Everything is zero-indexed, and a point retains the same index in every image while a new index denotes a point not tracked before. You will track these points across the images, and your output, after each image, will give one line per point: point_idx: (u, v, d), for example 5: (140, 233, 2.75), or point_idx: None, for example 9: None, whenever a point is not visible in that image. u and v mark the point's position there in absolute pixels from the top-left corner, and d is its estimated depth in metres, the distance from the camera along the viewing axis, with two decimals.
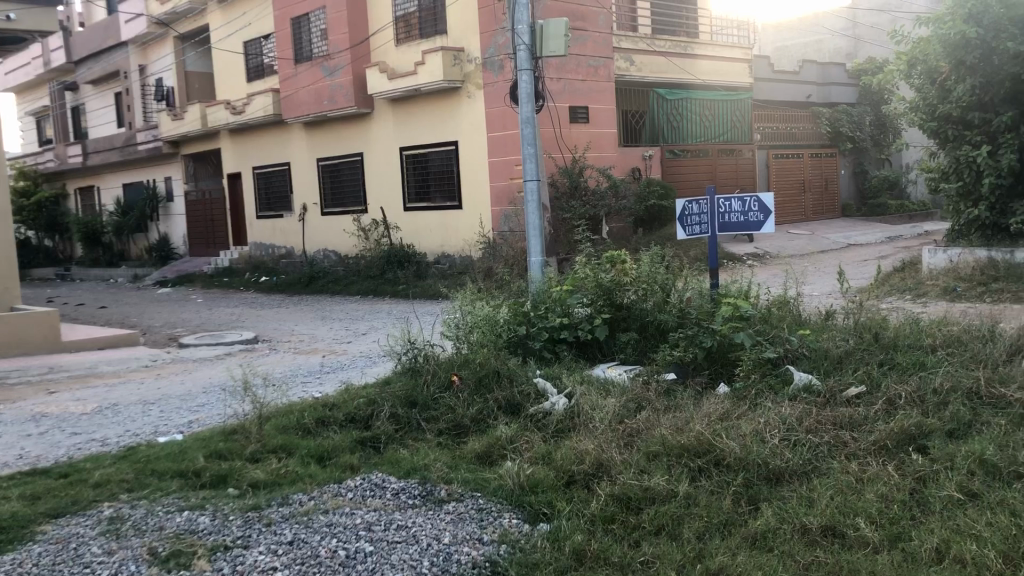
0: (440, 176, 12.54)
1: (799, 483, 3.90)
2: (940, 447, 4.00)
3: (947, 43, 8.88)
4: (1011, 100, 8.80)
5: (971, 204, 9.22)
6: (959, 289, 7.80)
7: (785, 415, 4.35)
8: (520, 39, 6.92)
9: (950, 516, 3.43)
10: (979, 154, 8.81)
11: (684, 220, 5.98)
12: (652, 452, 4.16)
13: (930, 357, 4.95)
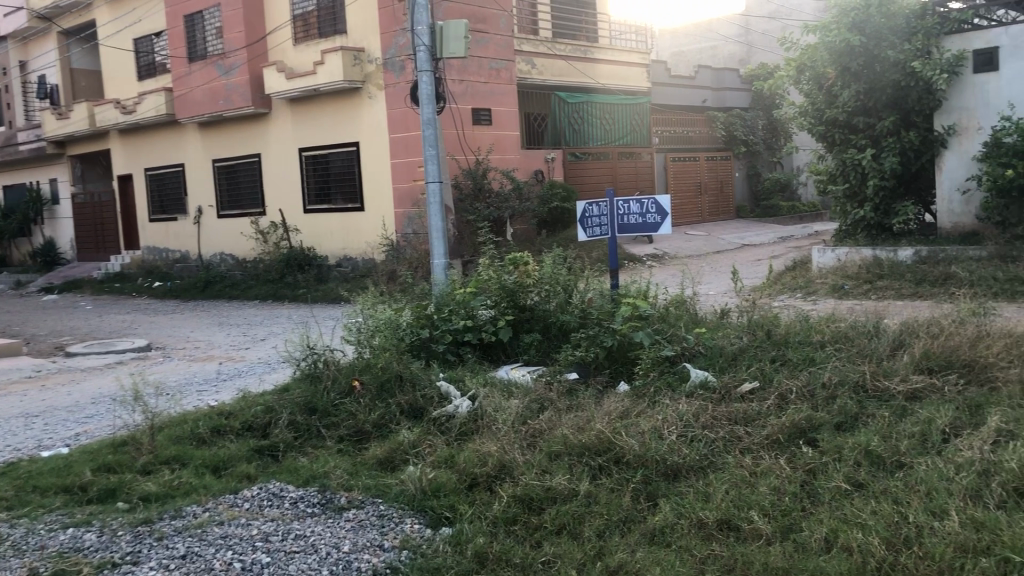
0: (341, 178, 12.35)
1: (696, 478, 3.98)
2: (828, 439, 4.14)
3: (832, 50, 9.28)
4: (892, 105, 9.25)
5: (856, 205, 9.59)
6: (847, 287, 8.12)
7: (682, 412, 4.45)
8: (421, 39, 6.90)
9: (837, 507, 3.55)
10: (864, 158, 9.21)
11: (584, 222, 6.01)
12: (554, 452, 4.19)
13: (819, 353, 5.13)
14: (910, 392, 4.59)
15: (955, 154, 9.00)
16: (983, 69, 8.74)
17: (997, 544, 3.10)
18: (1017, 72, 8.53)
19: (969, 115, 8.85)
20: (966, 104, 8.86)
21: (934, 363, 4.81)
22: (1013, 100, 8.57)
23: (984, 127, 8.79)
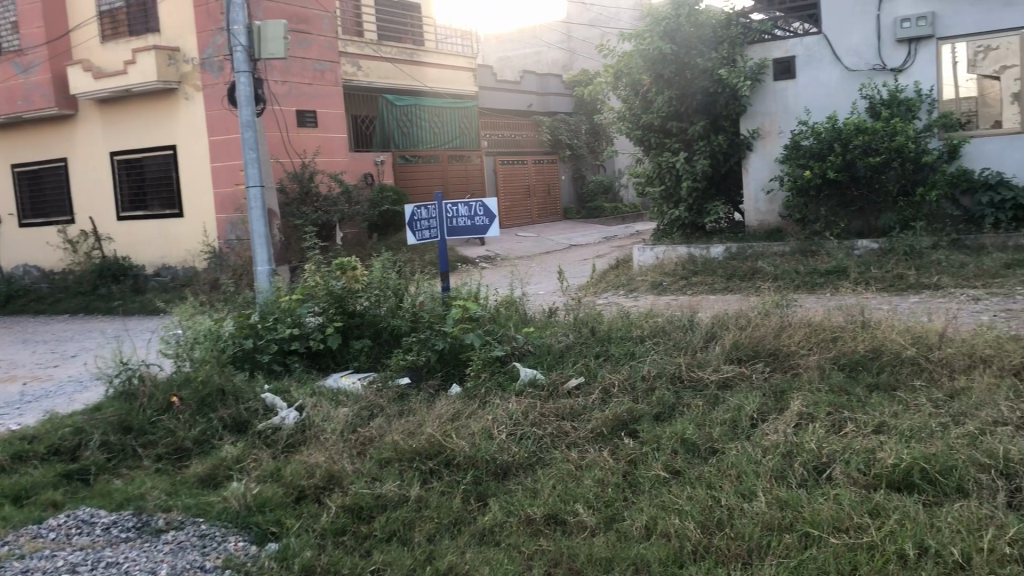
0: (157, 183, 11.75)
1: (524, 475, 4.05)
2: (648, 430, 4.32)
3: (646, 57, 9.68)
4: (703, 111, 9.77)
5: (672, 205, 10.05)
6: (665, 283, 8.46)
7: (511, 411, 4.52)
8: (237, 39, 6.70)
9: (657, 494, 3.70)
10: (677, 161, 9.67)
11: (414, 225, 5.91)
12: (384, 459, 4.15)
13: (639, 348, 5.35)
14: (722, 381, 4.86)
15: (759, 157, 9.71)
16: (782, 77, 9.49)
17: (799, 520, 3.33)
18: (812, 80, 9.35)
19: (771, 120, 9.60)
20: (768, 109, 9.61)
21: (743, 353, 5.12)
22: (809, 106, 9.38)
23: (784, 131, 9.56)
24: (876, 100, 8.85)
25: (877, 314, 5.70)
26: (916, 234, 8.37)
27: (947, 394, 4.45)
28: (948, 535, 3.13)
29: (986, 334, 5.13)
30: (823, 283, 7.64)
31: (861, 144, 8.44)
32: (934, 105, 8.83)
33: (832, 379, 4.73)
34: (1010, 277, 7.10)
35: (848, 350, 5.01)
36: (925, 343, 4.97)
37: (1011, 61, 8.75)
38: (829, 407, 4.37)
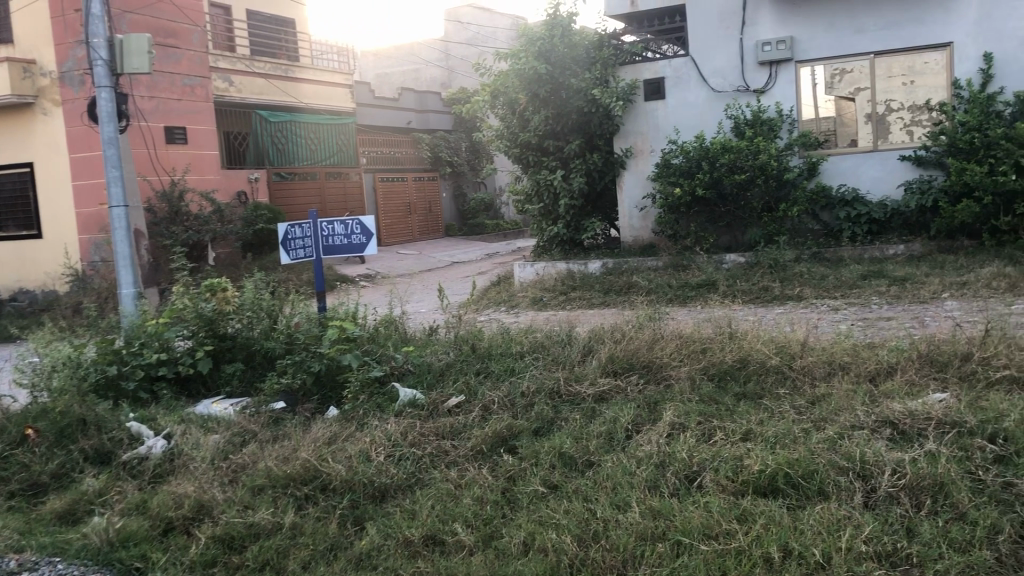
0: (14, 202, 11.13)
1: (403, 496, 4.01)
2: (527, 445, 4.35)
3: (521, 77, 9.80)
4: (578, 129, 9.96)
5: (550, 222, 10.21)
6: (545, 299, 8.55)
7: (390, 432, 4.47)
8: (97, 53, 6.44)
9: (534, 510, 3.72)
10: (555, 178, 9.84)
11: (287, 245, 5.79)
12: (258, 486, 4.03)
13: (518, 364, 5.39)
14: (599, 394, 4.94)
15: (632, 174, 10.01)
16: (652, 98, 9.82)
17: (671, 529, 3.41)
18: (680, 101, 9.73)
19: (642, 139, 9.92)
20: (640, 129, 9.92)
21: (619, 366, 5.23)
22: (678, 126, 9.76)
23: (655, 150, 9.90)
24: (740, 120, 9.32)
25: (744, 325, 5.94)
26: (780, 248, 8.77)
27: (809, 400, 4.66)
28: (809, 537, 3.26)
29: (842, 343, 5.41)
30: (695, 296, 7.90)
31: (727, 162, 8.79)
32: (794, 125, 9.35)
33: (702, 390, 4.88)
34: (866, 287, 7.51)
35: (716, 361, 5.18)
36: (788, 353, 5.21)
37: (863, 84, 9.27)
38: (700, 416, 4.51)
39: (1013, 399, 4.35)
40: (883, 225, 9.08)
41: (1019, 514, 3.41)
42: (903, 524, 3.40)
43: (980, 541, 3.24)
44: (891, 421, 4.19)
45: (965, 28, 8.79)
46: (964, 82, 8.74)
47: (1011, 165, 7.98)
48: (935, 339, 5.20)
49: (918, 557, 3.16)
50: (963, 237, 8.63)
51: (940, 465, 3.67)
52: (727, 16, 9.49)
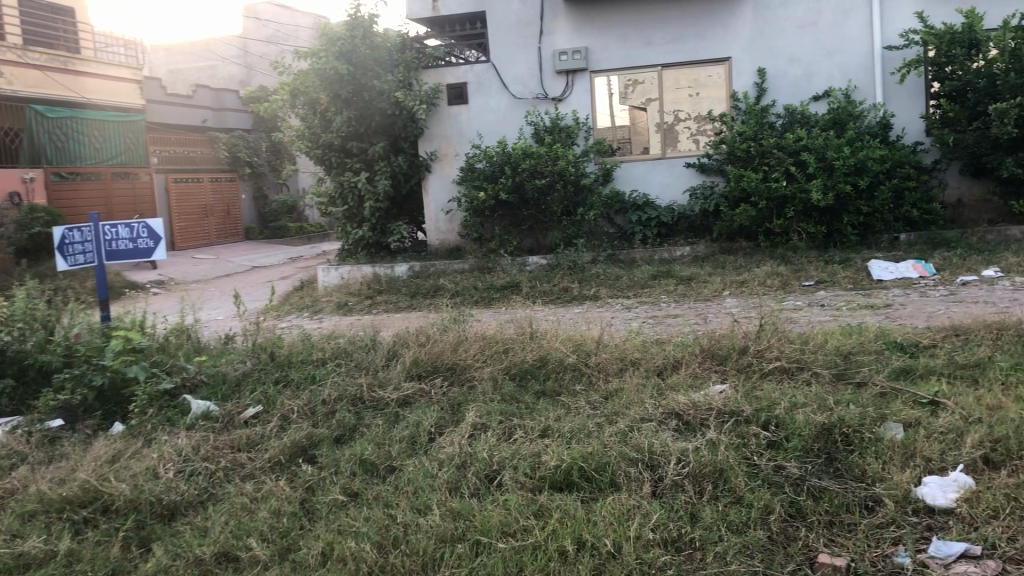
0: None
1: (194, 513, 3.81)
2: (327, 454, 4.26)
3: (321, 77, 9.51)
4: (381, 132, 9.89)
5: (355, 225, 10.09)
6: (350, 304, 8.41)
7: (180, 447, 4.25)
8: None
9: (334, 519, 3.64)
10: (359, 180, 9.73)
11: (64, 249, 5.42)
12: (28, 512, 3.73)
13: (320, 370, 5.28)
14: (403, 398, 4.92)
15: (438, 177, 10.21)
16: (455, 102, 10.03)
17: (471, 529, 3.44)
18: (482, 106, 9.97)
19: (447, 143, 10.12)
20: (444, 133, 10.11)
21: (423, 369, 5.23)
22: (481, 131, 10.01)
23: (459, 154, 10.13)
24: (540, 126, 9.59)
25: (544, 325, 6.10)
26: (578, 250, 9.09)
27: (603, 396, 4.86)
28: (602, 528, 3.38)
29: (634, 340, 5.69)
30: (499, 297, 8.04)
31: (528, 167, 9.01)
32: (589, 132, 9.67)
33: (503, 389, 4.97)
34: (656, 287, 7.92)
35: (518, 360, 5.29)
36: (584, 351, 5.41)
37: (653, 95, 9.82)
38: (501, 416, 4.59)
39: (783, 388, 4.74)
40: (671, 228, 9.63)
41: (788, 494, 3.71)
42: (687, 510, 3.59)
43: (754, 521, 3.49)
44: (676, 412, 4.44)
45: (742, 45, 9.46)
46: (742, 95, 9.41)
47: (782, 173, 8.67)
48: (716, 334, 5.57)
49: (700, 540, 3.36)
50: (741, 239, 9.29)
51: (720, 452, 3.93)
52: (525, 25, 9.78)
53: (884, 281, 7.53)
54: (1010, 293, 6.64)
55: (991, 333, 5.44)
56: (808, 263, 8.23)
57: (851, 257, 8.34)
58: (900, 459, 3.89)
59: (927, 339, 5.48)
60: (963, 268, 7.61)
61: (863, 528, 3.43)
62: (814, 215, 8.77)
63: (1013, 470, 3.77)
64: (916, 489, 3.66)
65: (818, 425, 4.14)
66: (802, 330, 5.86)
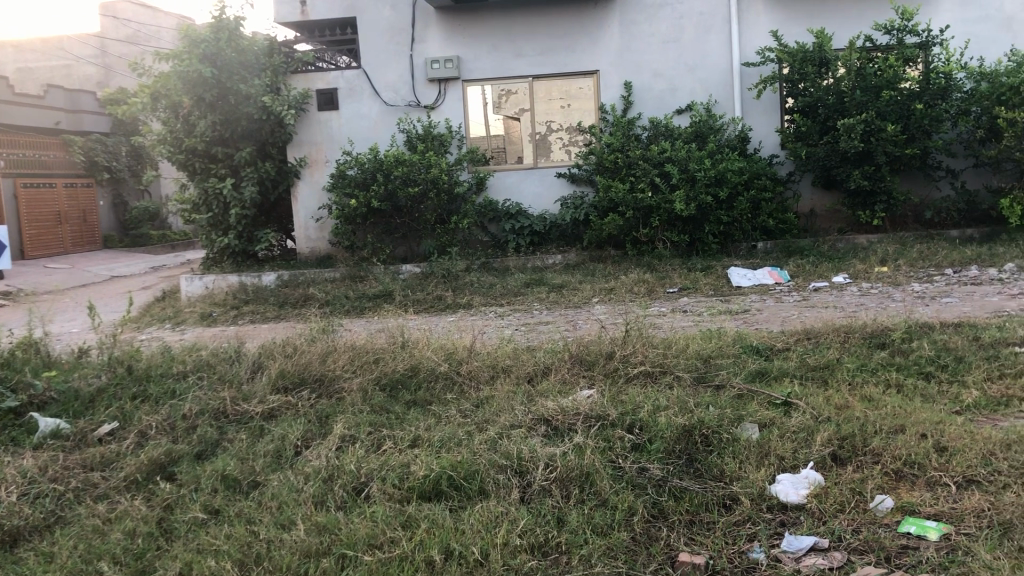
0: None
1: (39, 538, 3.59)
2: (187, 471, 4.11)
3: (184, 80, 9.06)
4: (249, 137, 9.64)
5: (220, 233, 9.78)
6: (215, 314, 8.13)
7: (24, 468, 4.01)
8: None
9: (192, 539, 3.50)
10: (224, 187, 9.44)
11: None
12: None
13: (180, 384, 5.09)
14: (268, 411, 4.79)
15: (307, 185, 10.03)
16: (326, 108, 9.90)
17: (336, 543, 3.38)
18: (353, 112, 9.89)
19: (317, 149, 9.99)
20: (314, 139, 9.97)
21: (289, 382, 5.11)
22: (352, 137, 9.92)
23: (330, 160, 10.02)
24: (412, 134, 9.57)
25: (416, 334, 6.09)
26: (452, 258, 9.12)
27: (474, 403, 4.87)
28: (469, 537, 3.38)
29: (506, 347, 5.74)
30: (371, 306, 7.95)
31: (401, 175, 8.99)
32: (462, 141, 9.78)
33: (373, 400, 4.91)
34: (528, 294, 8.01)
35: (388, 370, 5.24)
36: (455, 359, 5.42)
37: (525, 105, 9.98)
38: (370, 427, 4.54)
39: (647, 391, 4.89)
40: (542, 237, 9.76)
41: (650, 495, 3.81)
42: (554, 514, 3.64)
43: (617, 523, 3.57)
44: (545, 418, 4.50)
45: (609, 58, 9.71)
46: (609, 107, 9.66)
47: (648, 184, 8.94)
48: (585, 341, 5.68)
49: (566, 545, 3.40)
50: (610, 248, 9.50)
51: (585, 456, 4.00)
52: (396, 32, 9.74)
53: (743, 287, 7.86)
54: (856, 298, 7.04)
55: (840, 336, 5.75)
56: (673, 271, 8.51)
57: (712, 265, 8.67)
58: (755, 458, 4.07)
59: (781, 343, 5.75)
60: (815, 275, 8.04)
61: (720, 526, 3.56)
62: (678, 224, 9.08)
63: (858, 465, 4.00)
64: (770, 487, 3.84)
65: (679, 427, 4.29)
66: (666, 335, 6.05)
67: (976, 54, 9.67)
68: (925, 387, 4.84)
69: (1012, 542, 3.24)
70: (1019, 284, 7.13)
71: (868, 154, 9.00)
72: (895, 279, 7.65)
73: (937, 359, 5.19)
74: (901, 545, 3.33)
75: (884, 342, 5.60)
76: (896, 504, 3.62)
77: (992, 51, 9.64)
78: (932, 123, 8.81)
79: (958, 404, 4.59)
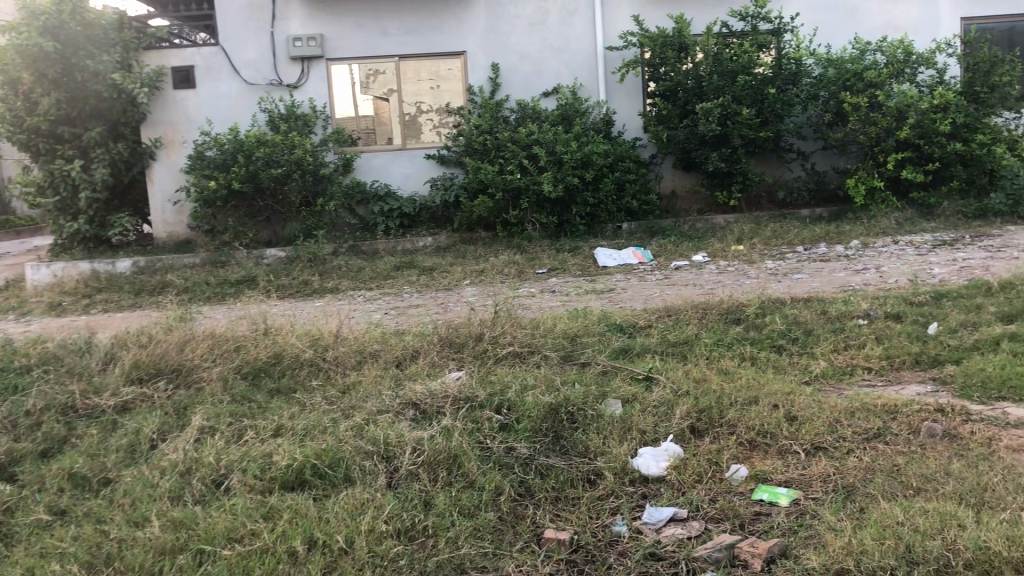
0: None
1: None
2: (30, 471, 3.88)
3: (23, 54, 8.45)
4: (98, 117, 9.15)
5: (69, 218, 9.26)
6: (65, 304, 7.68)
7: None
8: None
9: (35, 542, 3.30)
10: (72, 169, 8.92)
11: None
12: None
13: (23, 379, 4.79)
14: (122, 405, 4.57)
15: (164, 166, 9.63)
16: (181, 86, 9.50)
17: (193, 538, 3.26)
18: (211, 91, 9.53)
19: (173, 129, 9.58)
20: (170, 118, 9.56)
21: (144, 373, 4.89)
22: (210, 117, 9.56)
23: (187, 141, 9.63)
24: (275, 113, 9.30)
25: (279, 320, 5.93)
26: (318, 242, 8.94)
27: (340, 390, 4.79)
28: (334, 524, 3.33)
29: (373, 332, 5.67)
30: (233, 292, 7.70)
31: (263, 156, 8.75)
32: (327, 121, 9.59)
33: (234, 390, 4.76)
34: (398, 277, 7.94)
35: (250, 358, 5.09)
36: (321, 345, 5.31)
37: (393, 86, 9.84)
38: (231, 418, 4.40)
39: (515, 371, 4.93)
40: (412, 220, 9.68)
41: (517, 474, 3.84)
42: (421, 498, 3.62)
43: (485, 504, 3.58)
44: (413, 402, 4.45)
45: (476, 39, 9.69)
46: (477, 89, 9.65)
47: (516, 165, 8.99)
48: (453, 323, 5.67)
49: (433, 528, 3.39)
50: (480, 230, 9.52)
51: (453, 438, 3.99)
52: (256, 8, 9.42)
53: (608, 267, 8.02)
54: (715, 276, 7.30)
55: (698, 313, 5.95)
56: (542, 252, 8.60)
57: (580, 246, 8.82)
58: (618, 433, 4.17)
59: (643, 320, 5.91)
60: (676, 254, 8.28)
61: (585, 501, 3.63)
62: (546, 206, 9.18)
63: (715, 436, 4.15)
64: (632, 460, 3.95)
65: (545, 406, 4.35)
66: (534, 315, 6.11)
67: (824, 42, 10.15)
68: (777, 359, 5.07)
69: (854, 503, 3.43)
70: (864, 260, 7.56)
71: (725, 137, 9.34)
72: (750, 257, 7.97)
73: (788, 333, 5.45)
74: (754, 512, 3.48)
75: (739, 317, 5.83)
76: (750, 473, 3.79)
77: (837, 40, 10.16)
78: (783, 107, 9.22)
79: (808, 374, 4.84)
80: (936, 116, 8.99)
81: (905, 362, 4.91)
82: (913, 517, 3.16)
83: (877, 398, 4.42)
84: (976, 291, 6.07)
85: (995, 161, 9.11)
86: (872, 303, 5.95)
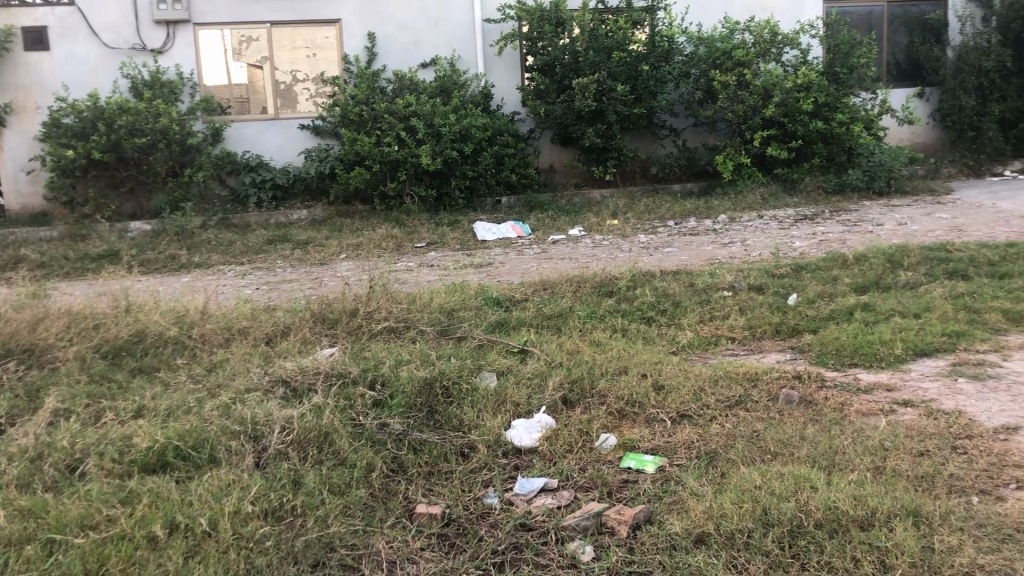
0: None
1: None
2: None
3: None
4: None
5: None
6: None
7: None
8: None
9: None
10: None
11: None
12: None
13: None
14: None
15: (15, 134, 9.06)
16: (33, 48, 8.93)
17: (42, 527, 3.10)
18: (67, 55, 9.00)
19: (25, 94, 9.01)
20: (21, 82, 8.98)
21: None
22: (66, 82, 9.04)
23: (41, 107, 9.09)
24: (137, 80, 8.88)
25: (142, 297, 5.68)
26: (186, 214, 8.61)
27: (206, 367, 4.64)
28: (196, 507, 3.21)
29: (242, 308, 5.51)
30: (94, 267, 7.34)
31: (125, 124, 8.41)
32: (195, 89, 9.23)
33: (92, 369, 4.55)
34: (271, 251, 7.73)
35: (110, 337, 4.88)
36: (186, 322, 5.13)
37: (266, 53, 9.53)
38: (88, 399, 4.20)
39: (389, 346, 4.89)
40: (286, 191, 9.42)
41: (390, 450, 3.81)
42: (290, 477, 3.54)
43: (356, 482, 3.54)
44: (284, 379, 4.35)
45: (350, 7, 9.47)
46: (353, 58, 9.45)
47: (394, 138, 8.87)
48: (327, 298, 5.56)
49: (301, 507, 3.32)
50: (357, 202, 9.37)
51: (324, 416, 3.92)
52: None
53: (487, 241, 8.03)
54: (590, 250, 7.41)
55: (573, 286, 6.03)
56: (420, 226, 8.54)
57: (458, 219, 8.80)
58: (493, 406, 4.20)
59: (520, 294, 5.95)
60: (553, 228, 8.37)
61: (458, 475, 3.64)
62: (425, 178, 9.11)
63: (586, 407, 4.23)
64: (505, 433, 3.98)
65: (420, 380, 4.33)
66: (411, 290, 6.07)
67: (695, 19, 10.38)
68: (647, 331, 5.20)
69: (715, 469, 3.55)
70: (731, 234, 7.83)
71: (601, 113, 9.47)
72: (624, 231, 8.14)
73: (657, 305, 5.60)
74: (622, 480, 3.56)
75: (611, 291, 5.94)
76: (619, 442, 3.88)
77: (708, 19, 10.41)
78: (656, 84, 9.43)
79: (675, 344, 4.99)
80: (800, 95, 9.36)
81: (767, 332, 5.12)
82: (770, 481, 3.30)
83: (739, 366, 4.59)
84: (833, 263, 6.38)
85: (852, 139, 9.57)
86: (737, 276, 6.16)
